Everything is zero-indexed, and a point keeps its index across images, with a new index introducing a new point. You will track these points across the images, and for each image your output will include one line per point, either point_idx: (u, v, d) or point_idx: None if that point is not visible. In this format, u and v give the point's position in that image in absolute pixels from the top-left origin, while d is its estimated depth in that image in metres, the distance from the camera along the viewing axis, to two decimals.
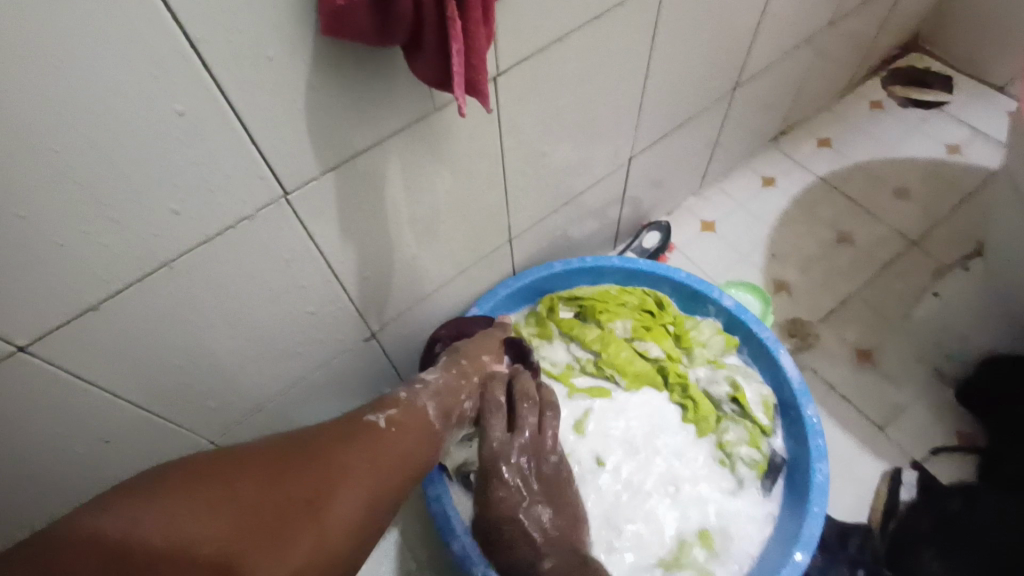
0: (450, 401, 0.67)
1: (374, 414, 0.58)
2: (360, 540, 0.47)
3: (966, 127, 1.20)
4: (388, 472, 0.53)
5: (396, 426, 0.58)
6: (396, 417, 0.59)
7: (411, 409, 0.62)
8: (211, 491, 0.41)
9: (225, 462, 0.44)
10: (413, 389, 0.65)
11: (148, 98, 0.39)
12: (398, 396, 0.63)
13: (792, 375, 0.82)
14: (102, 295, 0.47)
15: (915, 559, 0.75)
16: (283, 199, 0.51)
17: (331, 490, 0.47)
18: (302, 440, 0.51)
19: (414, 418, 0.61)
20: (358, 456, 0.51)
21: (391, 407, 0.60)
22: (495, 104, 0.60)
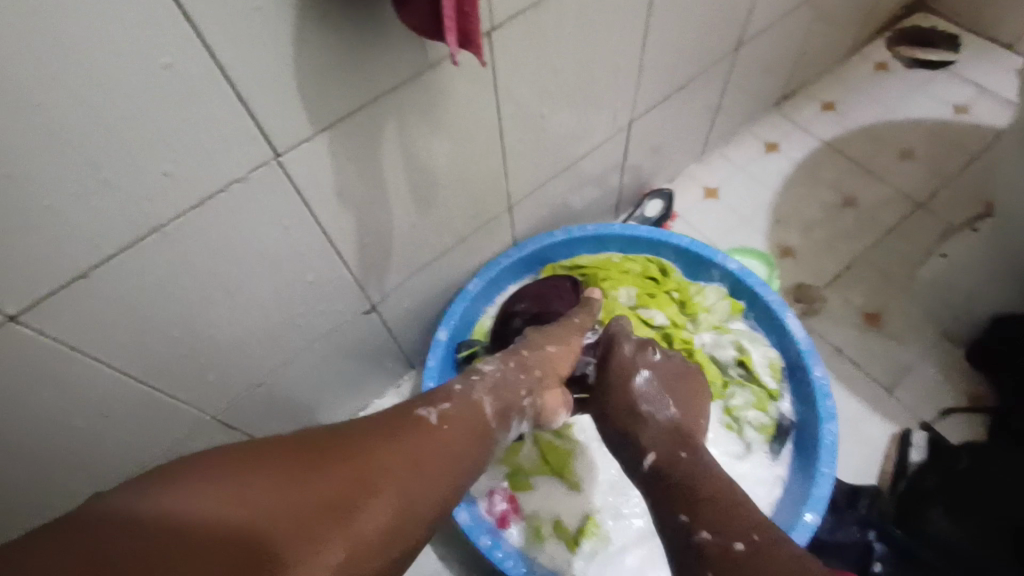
0: (508, 397, 0.60)
1: (426, 409, 0.54)
2: (387, 559, 0.43)
3: (972, 86, 1.18)
4: (432, 475, 0.48)
5: (448, 423, 0.53)
6: (450, 412, 0.55)
7: (466, 404, 0.57)
8: (226, 489, 0.39)
9: (264, 452, 0.43)
10: (468, 381, 0.60)
11: (132, 53, 0.37)
12: (452, 389, 0.58)
13: (798, 337, 0.80)
14: (94, 261, 0.46)
15: (923, 518, 0.74)
16: (274, 161, 0.50)
17: (359, 498, 0.43)
18: (338, 435, 0.47)
19: (469, 412, 0.56)
20: (398, 456, 0.47)
21: (444, 401, 0.56)
22: (490, 60, 0.58)
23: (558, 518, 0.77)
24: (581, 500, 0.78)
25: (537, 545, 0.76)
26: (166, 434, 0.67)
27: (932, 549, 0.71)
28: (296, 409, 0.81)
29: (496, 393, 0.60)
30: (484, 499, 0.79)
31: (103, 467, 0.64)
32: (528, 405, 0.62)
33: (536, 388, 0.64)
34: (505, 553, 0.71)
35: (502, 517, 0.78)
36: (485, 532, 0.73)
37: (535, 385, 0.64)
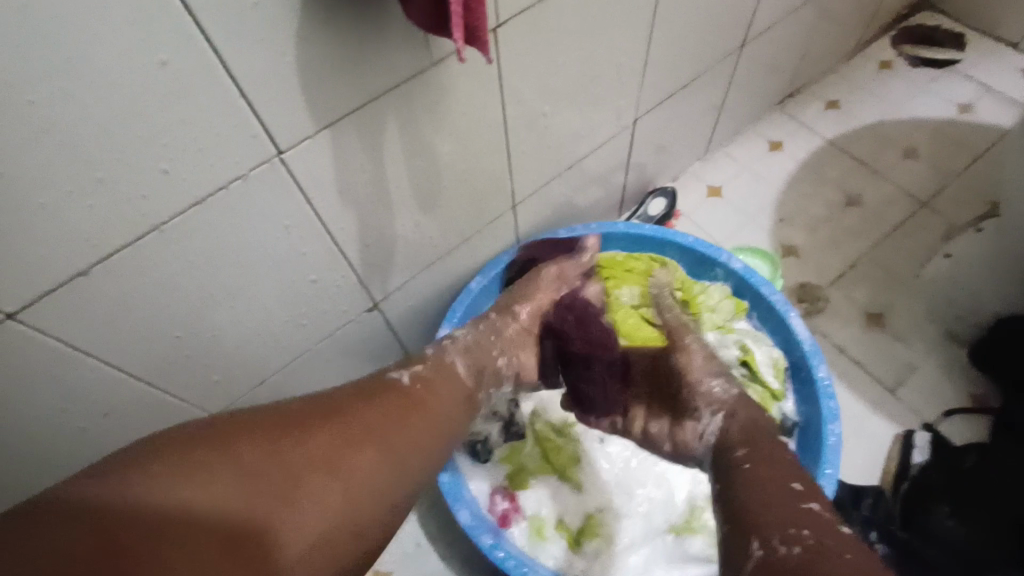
0: (481, 358, 0.61)
1: (399, 371, 0.54)
2: (383, 509, 0.43)
3: (977, 85, 1.17)
4: (415, 428, 0.49)
5: (422, 384, 0.54)
6: (425, 375, 0.55)
7: (440, 366, 0.57)
8: (212, 455, 0.37)
9: (242, 419, 0.41)
10: (441, 345, 0.60)
11: (131, 49, 0.37)
12: (424, 353, 0.58)
13: (802, 337, 0.80)
14: (93, 260, 0.45)
15: (928, 516, 0.74)
16: (277, 158, 0.49)
17: (349, 453, 0.43)
18: (315, 399, 0.47)
19: (444, 374, 0.56)
20: (379, 415, 0.47)
21: (417, 363, 0.56)
22: (495, 57, 0.57)
23: (560, 518, 0.78)
24: (582, 499, 0.78)
25: (539, 543, 0.76)
26: None
27: (938, 547, 0.72)
28: None
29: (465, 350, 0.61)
30: (485, 498, 0.79)
31: None
32: (500, 365, 0.64)
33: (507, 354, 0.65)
34: (507, 552, 0.71)
35: (504, 514, 0.78)
36: (486, 531, 0.72)
37: (507, 344, 0.66)
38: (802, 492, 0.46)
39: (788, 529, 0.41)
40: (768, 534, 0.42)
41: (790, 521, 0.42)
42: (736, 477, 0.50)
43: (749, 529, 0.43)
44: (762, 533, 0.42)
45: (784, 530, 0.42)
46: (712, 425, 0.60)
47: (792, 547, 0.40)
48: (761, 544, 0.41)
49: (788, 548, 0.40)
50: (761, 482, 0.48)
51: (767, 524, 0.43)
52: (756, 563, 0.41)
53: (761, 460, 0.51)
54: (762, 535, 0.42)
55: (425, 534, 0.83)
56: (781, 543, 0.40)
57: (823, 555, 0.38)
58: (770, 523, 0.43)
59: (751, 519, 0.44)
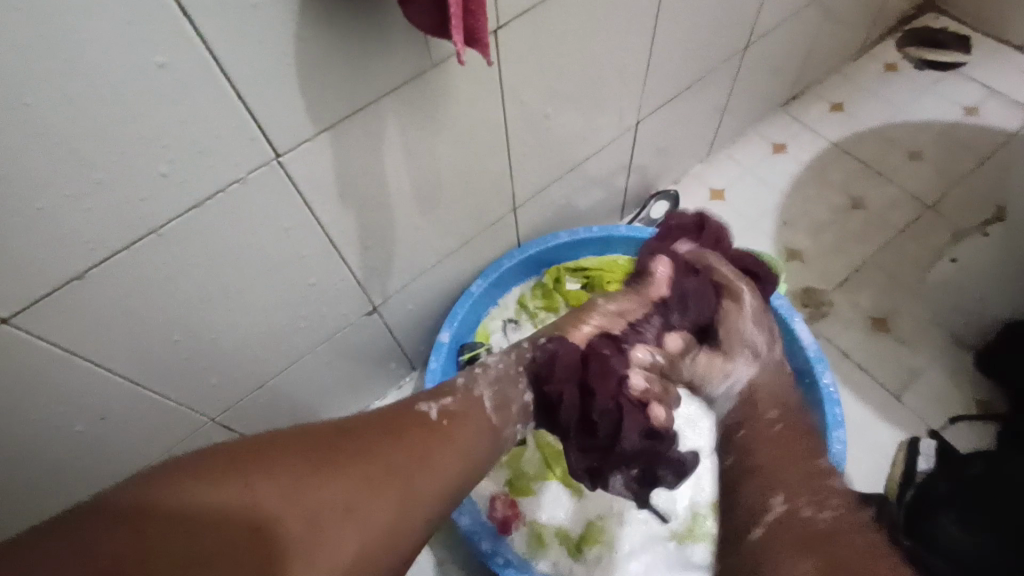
0: (509, 392, 0.59)
1: (428, 404, 0.53)
2: (396, 554, 0.42)
3: (983, 87, 1.16)
4: (438, 466, 0.48)
5: (449, 418, 0.53)
6: (453, 408, 0.54)
7: (468, 399, 0.56)
8: (239, 485, 0.37)
9: (268, 444, 0.41)
10: (471, 374, 0.59)
11: (128, 50, 0.36)
12: (454, 383, 0.58)
13: (806, 342, 0.80)
14: (89, 263, 0.45)
15: (933, 527, 0.73)
16: (275, 161, 0.48)
17: (370, 492, 0.42)
18: (344, 427, 0.46)
19: (471, 408, 0.55)
20: (403, 451, 0.47)
21: (446, 396, 0.55)
22: (495, 58, 0.57)
23: (562, 525, 0.77)
24: (581, 505, 0.78)
25: (540, 549, 0.75)
26: (165, 438, 0.66)
27: (942, 559, 0.70)
28: (296, 411, 0.80)
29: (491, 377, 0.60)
30: (485, 504, 0.78)
31: (102, 472, 0.63)
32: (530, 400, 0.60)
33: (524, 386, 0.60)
34: (507, 560, 0.70)
35: (504, 521, 0.77)
36: (486, 536, 0.71)
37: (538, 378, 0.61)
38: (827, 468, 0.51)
39: (817, 495, 0.47)
40: (795, 494, 0.47)
41: (821, 490, 0.48)
42: (773, 439, 0.55)
43: (781, 486, 0.49)
44: (792, 493, 0.48)
45: (814, 494, 0.47)
46: (743, 371, 0.63)
47: (821, 512, 0.46)
48: (787, 500, 0.47)
49: (817, 511, 0.45)
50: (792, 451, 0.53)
51: (797, 485, 0.48)
52: (778, 514, 0.46)
53: (790, 427, 0.56)
54: (792, 494, 0.47)
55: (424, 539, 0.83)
56: (811, 507, 0.46)
57: (849, 521, 0.45)
58: (802, 486, 0.48)
59: (783, 479, 0.49)
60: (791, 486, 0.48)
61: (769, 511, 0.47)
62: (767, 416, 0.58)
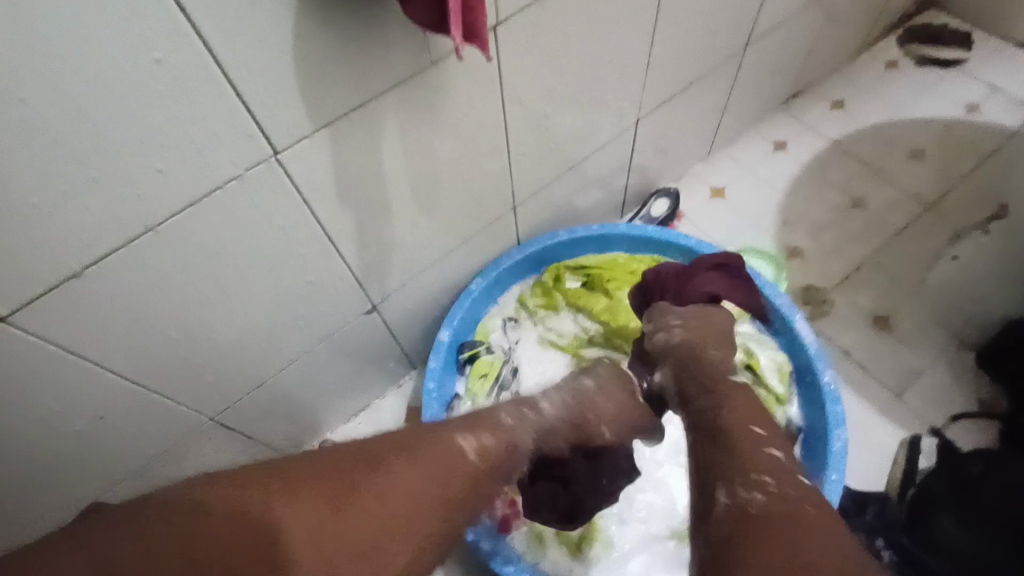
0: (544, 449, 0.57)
1: (466, 437, 0.48)
2: None
3: (985, 86, 1.16)
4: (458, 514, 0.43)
5: (484, 458, 0.48)
6: (489, 445, 0.49)
7: (507, 441, 0.52)
8: (234, 523, 0.34)
9: (274, 477, 0.38)
10: (522, 416, 0.55)
11: (124, 47, 0.36)
12: (501, 421, 0.53)
13: (807, 341, 0.79)
14: (86, 262, 0.44)
15: (932, 524, 0.74)
16: (273, 159, 0.48)
17: (379, 542, 0.38)
18: (374, 454, 0.43)
19: (506, 449, 0.51)
20: (425, 493, 0.42)
21: (486, 432, 0.50)
22: (495, 54, 0.56)
23: None
24: None
25: (540, 549, 0.75)
26: (163, 437, 0.65)
27: (940, 557, 0.71)
28: (294, 410, 0.79)
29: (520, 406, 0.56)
30: None
31: (99, 470, 0.63)
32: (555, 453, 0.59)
33: (562, 429, 0.58)
34: (508, 562, 0.69)
35: (504, 520, 0.76)
36: (485, 535, 0.71)
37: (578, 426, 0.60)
38: (762, 437, 0.45)
39: (751, 476, 0.42)
40: (733, 481, 0.42)
41: (756, 467, 0.42)
42: (709, 425, 0.48)
43: (717, 478, 0.43)
44: (729, 481, 0.42)
45: (746, 476, 0.42)
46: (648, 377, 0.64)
47: (755, 493, 0.40)
48: (726, 492, 0.41)
49: (751, 494, 0.40)
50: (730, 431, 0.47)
51: (733, 469, 0.43)
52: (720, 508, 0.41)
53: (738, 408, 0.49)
54: (728, 482, 0.42)
55: None
56: (743, 489, 0.40)
57: (784, 507, 0.39)
58: (737, 468, 0.43)
59: (719, 467, 0.43)
60: (725, 473, 0.43)
61: (712, 511, 0.41)
62: (701, 404, 0.52)
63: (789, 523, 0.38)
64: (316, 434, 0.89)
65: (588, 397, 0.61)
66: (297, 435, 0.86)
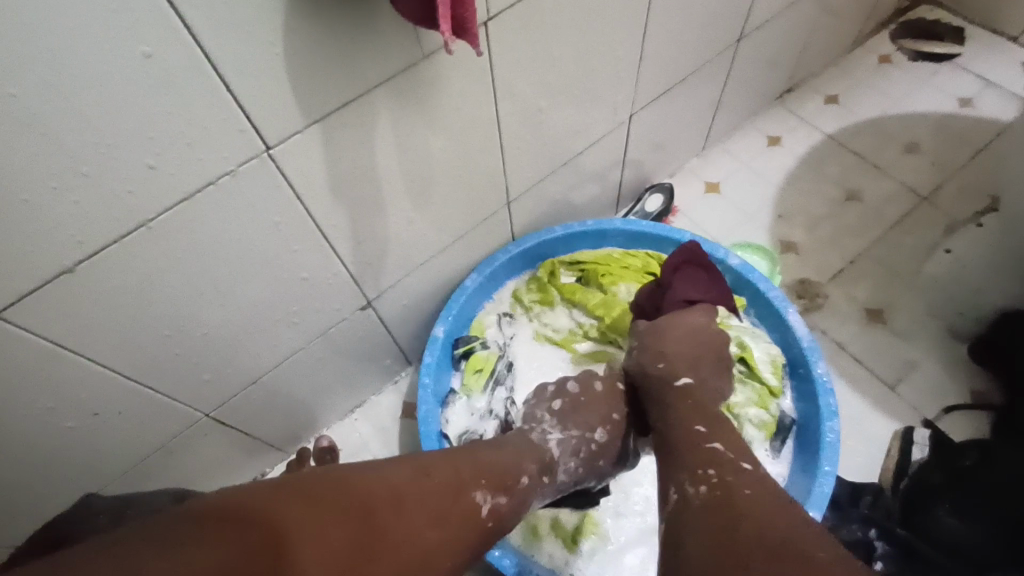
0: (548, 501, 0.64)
1: (484, 497, 0.50)
2: None
3: (978, 79, 1.16)
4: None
5: (493, 520, 0.50)
6: (501, 507, 0.51)
7: (518, 502, 0.54)
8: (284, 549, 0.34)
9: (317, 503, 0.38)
10: (539, 481, 0.59)
11: (113, 41, 0.36)
12: (521, 482, 0.55)
13: (800, 334, 0.80)
14: (79, 257, 0.45)
15: (926, 513, 0.74)
16: (266, 154, 0.48)
17: None
18: (404, 497, 0.43)
19: (514, 508, 0.53)
20: (440, 552, 0.43)
21: (502, 493, 0.52)
22: (486, 48, 0.56)
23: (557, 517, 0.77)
24: None
25: (536, 542, 0.75)
26: (159, 433, 0.66)
27: (935, 547, 0.71)
28: (290, 405, 0.80)
29: (542, 467, 0.61)
30: None
31: (96, 466, 0.63)
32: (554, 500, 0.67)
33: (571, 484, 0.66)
34: (503, 552, 0.70)
35: None
36: None
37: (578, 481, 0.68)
38: (706, 435, 0.52)
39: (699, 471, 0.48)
40: (683, 479, 0.48)
41: (700, 464, 0.48)
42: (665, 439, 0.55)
43: (669, 479, 0.50)
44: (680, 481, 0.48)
45: (693, 472, 0.48)
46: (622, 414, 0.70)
47: (700, 487, 0.46)
48: (676, 489, 0.48)
49: (696, 488, 0.46)
50: (680, 438, 0.53)
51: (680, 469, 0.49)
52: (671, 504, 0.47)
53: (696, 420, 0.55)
54: (679, 481, 0.48)
55: None
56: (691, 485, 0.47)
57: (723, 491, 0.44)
58: (686, 467, 0.49)
59: (673, 470, 0.50)
60: (674, 473, 0.49)
61: (665, 506, 0.48)
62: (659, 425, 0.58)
63: (727, 505, 0.43)
64: (313, 431, 0.90)
65: (597, 457, 0.67)
66: (294, 431, 0.86)
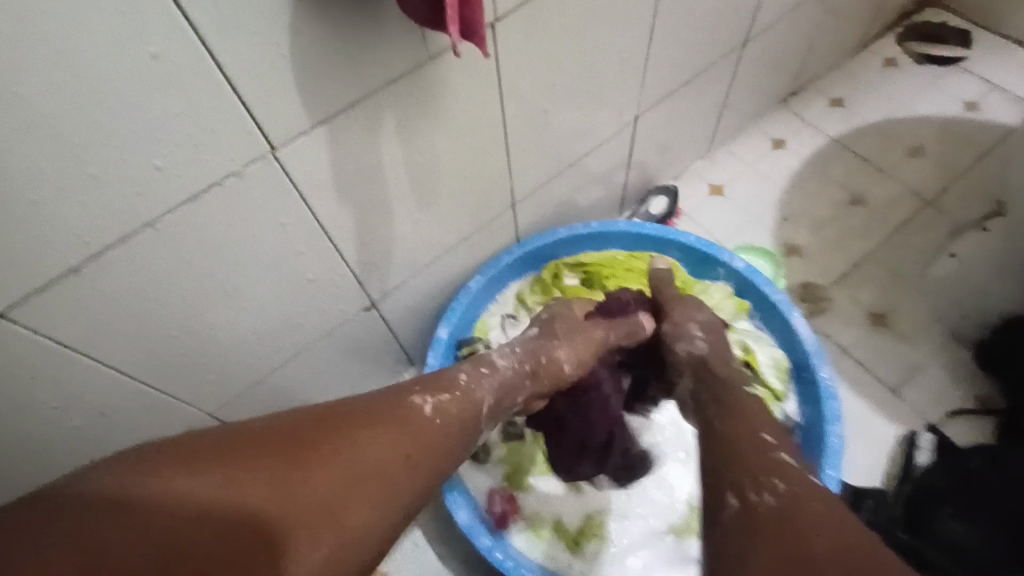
0: (508, 401, 0.61)
1: (422, 398, 0.52)
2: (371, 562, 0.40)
3: (983, 83, 1.16)
4: (425, 467, 0.47)
5: (442, 416, 0.51)
6: (446, 405, 0.53)
7: (465, 397, 0.55)
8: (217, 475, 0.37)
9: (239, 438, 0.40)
10: (475, 372, 0.59)
11: (120, 42, 0.36)
12: (456, 380, 0.57)
13: (805, 337, 0.80)
14: (84, 258, 0.44)
15: (932, 518, 0.73)
16: (272, 155, 0.48)
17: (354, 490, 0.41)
18: (338, 420, 0.45)
19: (463, 404, 0.54)
20: (390, 451, 0.45)
21: (443, 392, 0.54)
22: (493, 50, 0.56)
23: (559, 519, 0.77)
24: (580, 499, 0.78)
25: (539, 544, 0.76)
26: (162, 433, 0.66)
27: (942, 551, 0.71)
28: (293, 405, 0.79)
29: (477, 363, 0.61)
30: (484, 498, 0.79)
31: None
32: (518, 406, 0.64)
33: (534, 393, 0.66)
34: (505, 555, 0.70)
35: (502, 516, 0.76)
36: (484, 532, 0.71)
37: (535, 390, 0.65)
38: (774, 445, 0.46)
39: (761, 480, 0.42)
40: (742, 485, 0.42)
41: (765, 471, 0.43)
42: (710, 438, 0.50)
43: (726, 482, 0.43)
44: (739, 487, 0.42)
45: (759, 480, 0.42)
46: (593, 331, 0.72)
47: (765, 496, 0.40)
48: (736, 495, 0.42)
49: (761, 497, 0.40)
50: (740, 440, 0.47)
51: (742, 473, 0.43)
52: (732, 513, 0.41)
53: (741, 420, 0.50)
54: (737, 487, 0.42)
55: (423, 534, 0.83)
56: (755, 492, 0.41)
57: (793, 503, 0.39)
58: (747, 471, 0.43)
59: (726, 474, 0.44)
60: (735, 478, 0.43)
61: (722, 515, 0.41)
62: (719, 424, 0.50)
63: (800, 519, 0.38)
64: None
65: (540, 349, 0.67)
66: None
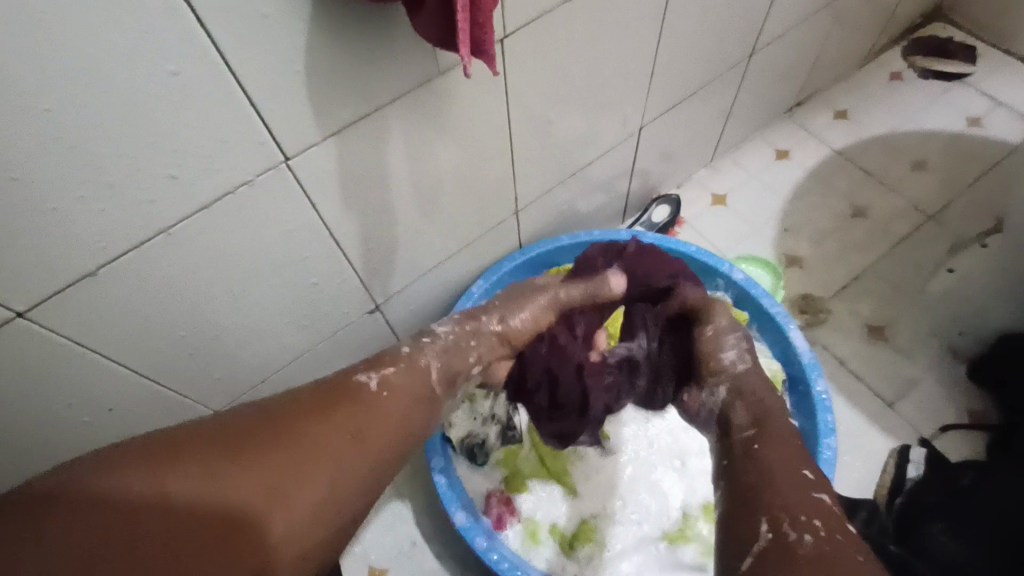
0: (456, 363, 0.58)
1: (367, 374, 0.51)
2: (326, 537, 0.41)
3: (987, 98, 1.17)
4: (376, 441, 0.47)
5: (390, 391, 0.51)
6: (393, 378, 0.52)
7: (411, 367, 0.54)
8: (150, 477, 0.37)
9: (172, 441, 0.40)
10: (417, 343, 0.57)
11: (144, 62, 0.38)
12: (398, 352, 0.56)
13: (801, 350, 0.81)
14: (101, 262, 0.46)
15: (922, 532, 0.74)
16: (284, 165, 0.50)
17: (299, 475, 0.41)
18: (274, 412, 0.44)
19: (413, 378, 0.54)
20: (337, 434, 0.45)
21: (388, 366, 0.53)
22: (501, 66, 0.58)
23: (554, 522, 0.79)
24: (575, 503, 0.79)
25: (532, 547, 0.78)
26: None
27: (930, 562, 0.71)
28: None
29: (416, 335, 0.59)
30: (481, 501, 0.81)
31: None
32: (475, 373, 0.61)
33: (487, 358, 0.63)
34: (501, 556, 0.71)
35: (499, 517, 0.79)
36: (482, 533, 0.73)
37: (485, 354, 0.62)
38: (814, 482, 0.42)
39: (800, 515, 0.38)
40: (779, 515, 0.39)
41: (804, 508, 0.39)
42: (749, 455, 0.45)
43: (759, 509, 0.40)
44: (775, 515, 0.39)
45: (795, 513, 0.39)
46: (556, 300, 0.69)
47: (804, 535, 0.37)
48: (772, 526, 0.38)
49: (800, 536, 0.37)
50: (778, 462, 0.43)
51: (778, 505, 0.39)
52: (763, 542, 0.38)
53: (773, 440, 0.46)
54: (772, 515, 0.39)
55: (422, 533, 0.85)
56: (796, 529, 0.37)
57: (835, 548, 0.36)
58: (783, 504, 0.39)
59: (757, 500, 0.41)
60: (771, 505, 0.39)
61: (752, 544, 0.38)
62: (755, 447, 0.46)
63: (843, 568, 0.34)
64: None
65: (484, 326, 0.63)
66: None
